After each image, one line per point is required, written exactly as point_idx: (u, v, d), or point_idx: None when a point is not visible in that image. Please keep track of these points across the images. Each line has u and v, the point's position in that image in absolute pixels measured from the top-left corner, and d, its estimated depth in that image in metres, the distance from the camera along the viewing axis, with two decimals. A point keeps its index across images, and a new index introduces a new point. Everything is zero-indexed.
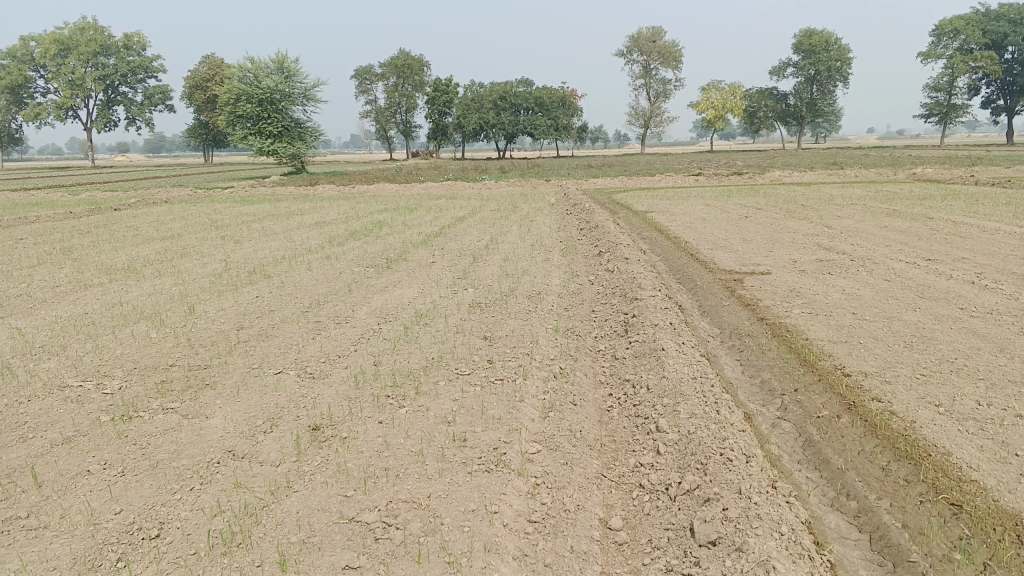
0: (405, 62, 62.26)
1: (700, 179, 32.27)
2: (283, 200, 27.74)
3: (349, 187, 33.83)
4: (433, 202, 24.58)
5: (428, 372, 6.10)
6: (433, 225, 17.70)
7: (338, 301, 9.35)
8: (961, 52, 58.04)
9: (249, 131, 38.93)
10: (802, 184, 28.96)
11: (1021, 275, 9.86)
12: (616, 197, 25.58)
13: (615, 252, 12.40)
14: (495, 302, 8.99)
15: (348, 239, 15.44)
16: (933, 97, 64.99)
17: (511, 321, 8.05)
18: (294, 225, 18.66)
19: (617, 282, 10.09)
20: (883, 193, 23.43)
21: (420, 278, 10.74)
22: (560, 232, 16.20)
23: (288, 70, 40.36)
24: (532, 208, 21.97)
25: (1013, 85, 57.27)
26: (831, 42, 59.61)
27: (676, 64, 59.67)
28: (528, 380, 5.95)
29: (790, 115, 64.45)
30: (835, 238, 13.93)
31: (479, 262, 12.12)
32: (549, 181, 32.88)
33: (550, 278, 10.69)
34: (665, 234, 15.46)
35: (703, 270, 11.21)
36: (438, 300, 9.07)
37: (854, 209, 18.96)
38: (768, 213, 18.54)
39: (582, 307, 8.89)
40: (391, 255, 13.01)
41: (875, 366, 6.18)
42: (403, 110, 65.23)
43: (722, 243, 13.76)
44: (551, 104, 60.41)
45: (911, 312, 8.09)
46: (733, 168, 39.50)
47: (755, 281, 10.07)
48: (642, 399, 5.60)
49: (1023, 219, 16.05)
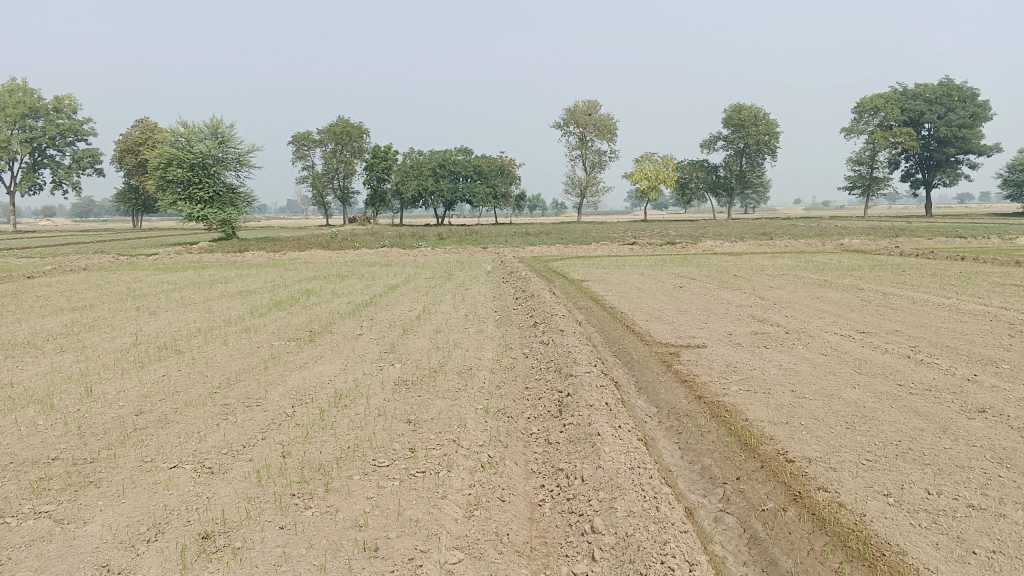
0: (344, 129, 62.21)
1: (636, 248, 32.51)
2: (210, 267, 26.84)
3: (282, 254, 33.05)
4: (366, 269, 24.06)
5: (339, 468, 5.57)
6: (364, 295, 17.17)
7: (252, 381, 8.74)
8: (880, 128, 60.75)
9: (179, 196, 37.94)
10: (735, 253, 29.35)
11: (954, 348, 9.82)
12: (552, 265, 25.44)
13: (551, 324, 12.07)
14: (422, 379, 8.50)
15: (272, 310, 14.80)
16: (855, 170, 67.68)
17: (438, 401, 7.56)
18: (217, 295, 17.90)
19: (552, 356, 9.71)
20: (814, 263, 23.83)
21: (344, 353, 10.20)
22: (495, 302, 15.85)
23: (221, 135, 39.73)
24: (468, 276, 21.63)
25: (930, 160, 60.02)
26: (758, 117, 61.79)
27: (611, 135, 60.97)
28: (452, 473, 5.45)
29: (721, 185, 66.19)
30: (769, 309, 13.88)
31: (409, 335, 11.65)
32: (486, 249, 32.68)
33: (482, 352, 10.26)
34: (601, 304, 15.25)
35: (640, 342, 10.93)
36: (360, 378, 8.54)
37: (786, 279, 19.13)
38: (703, 283, 18.55)
39: (513, 384, 8.46)
40: (317, 328, 12.43)
41: (819, 450, 5.86)
42: (340, 176, 64.88)
43: (658, 314, 13.58)
44: (488, 172, 60.96)
45: (851, 389, 7.89)
46: (668, 236, 40.03)
47: (692, 355, 9.80)
48: (576, 492, 5.14)
49: (950, 290, 16.33)
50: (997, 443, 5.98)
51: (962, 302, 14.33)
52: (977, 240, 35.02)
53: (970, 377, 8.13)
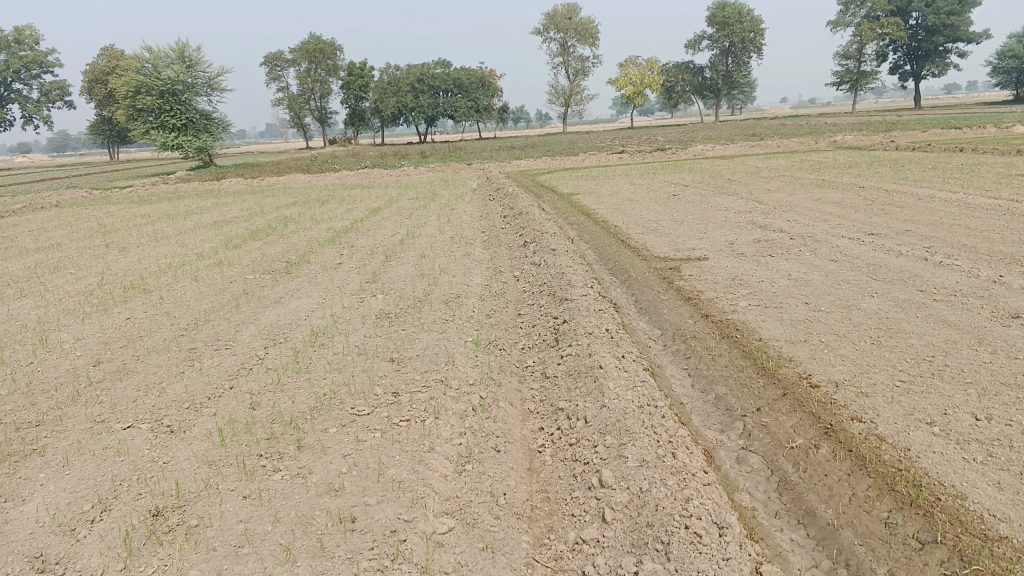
0: (317, 46, 59.86)
1: (625, 156, 31.56)
2: (185, 198, 25.84)
3: (260, 180, 31.93)
4: (347, 192, 23.14)
5: (312, 422, 4.96)
6: (344, 219, 16.36)
7: (222, 321, 8.06)
8: (868, 20, 58.85)
9: (151, 125, 36.45)
10: (727, 157, 28.46)
11: (972, 247, 9.20)
12: (540, 179, 24.56)
13: (542, 243, 11.40)
14: (406, 310, 7.84)
15: (248, 240, 14.04)
16: (844, 64, 65.95)
17: (423, 335, 6.92)
18: (190, 227, 17.05)
19: (544, 278, 9.06)
20: (808, 163, 23.02)
21: (322, 285, 9.51)
22: (482, 221, 15.12)
23: (189, 59, 37.97)
24: (452, 194, 20.77)
25: (919, 50, 58.42)
26: (744, 14, 59.73)
27: (594, 39, 58.96)
28: (439, 421, 4.83)
29: (707, 87, 64.55)
30: (769, 214, 13.20)
31: (391, 261, 10.97)
32: (470, 165, 31.67)
33: (470, 276, 9.58)
34: (592, 218, 14.56)
35: (638, 257, 10.26)
36: (338, 313, 7.89)
37: (782, 182, 18.38)
38: (697, 190, 17.79)
39: (505, 312, 7.81)
40: (292, 258, 11.72)
41: (847, 373, 5.26)
42: (317, 96, 62.86)
43: (653, 225, 12.90)
44: (469, 85, 59.18)
45: (869, 298, 7.29)
46: (657, 143, 38.97)
47: (694, 268, 9.16)
48: (580, 435, 4.54)
49: (954, 185, 15.65)
50: None
51: (969, 197, 13.68)
52: (972, 130, 34.14)
53: (996, 278, 7.54)
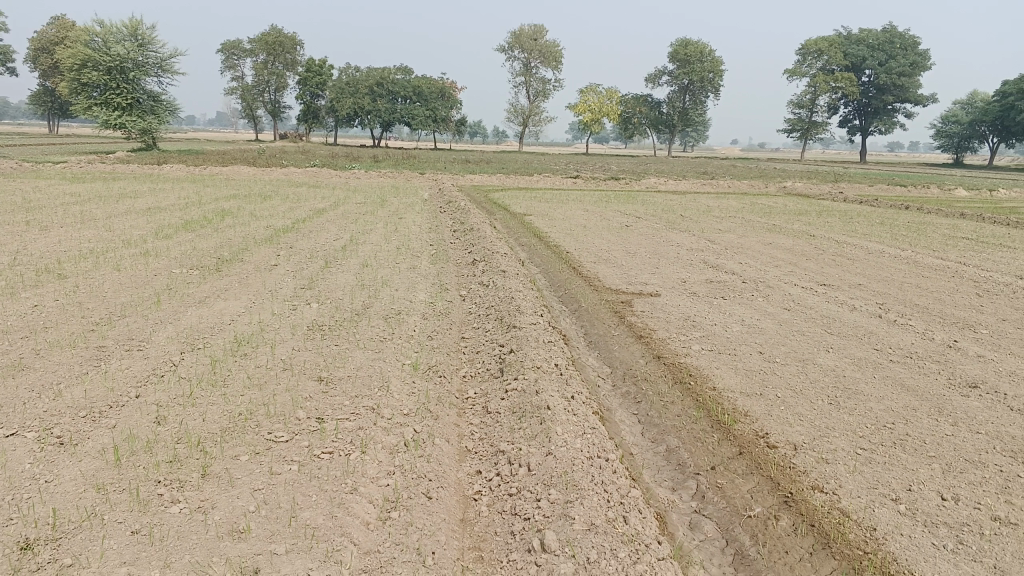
0: (277, 39, 58.74)
1: (579, 181, 31.44)
2: (122, 180, 24.77)
3: (204, 169, 30.88)
4: (293, 190, 22.41)
5: (222, 447, 4.43)
6: (286, 219, 15.72)
7: (139, 318, 7.43)
8: (822, 72, 60.34)
9: (95, 101, 35.04)
10: (679, 192, 28.53)
11: (924, 308, 9.10)
12: (492, 195, 24.21)
13: (491, 263, 11.00)
14: (341, 324, 7.33)
15: (181, 231, 13.31)
16: (796, 113, 67.46)
17: (356, 353, 6.43)
18: (122, 211, 16.19)
19: (491, 302, 8.64)
20: (759, 206, 23.14)
21: (254, 287, 8.93)
22: (430, 234, 14.67)
23: (141, 37, 36.68)
24: (402, 203, 20.25)
25: (868, 107, 60.07)
26: (704, 54, 60.70)
27: (556, 63, 59.17)
28: (366, 456, 4.35)
29: (663, 122, 65.31)
30: (722, 254, 13.04)
31: (331, 268, 10.43)
32: (423, 175, 31.17)
33: (413, 292, 9.11)
34: (544, 242, 14.22)
35: (588, 287, 9.93)
36: (268, 321, 7.34)
37: (733, 222, 18.34)
38: (650, 222, 17.63)
39: (447, 335, 7.36)
40: (226, 255, 11.09)
41: (806, 435, 4.96)
42: (272, 89, 61.61)
43: (605, 255, 12.61)
44: (428, 95, 58.71)
45: (825, 352, 7.05)
46: (610, 172, 39.04)
47: (646, 305, 8.85)
48: (520, 485, 4.10)
49: (902, 242, 15.76)
50: (1002, 430, 5.19)
51: (917, 255, 13.75)
52: (916, 189, 34.99)
53: (951, 343, 7.39)
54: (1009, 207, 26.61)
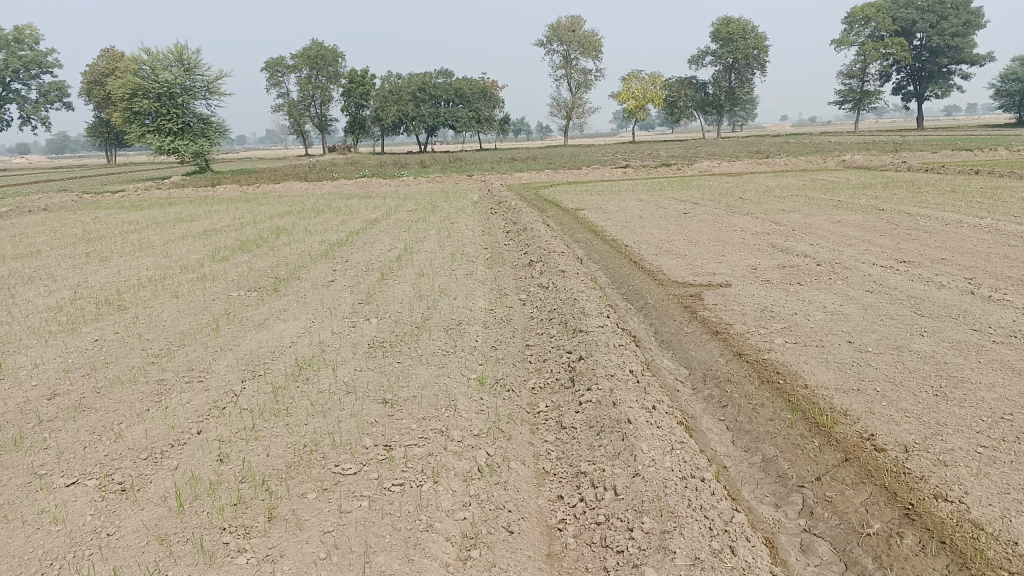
0: (318, 53, 59.26)
1: (629, 171, 30.84)
2: (177, 204, 25.07)
3: (256, 187, 31.19)
4: (343, 202, 22.37)
5: (288, 485, 4.18)
6: (339, 232, 15.60)
7: (198, 347, 7.29)
8: (872, 40, 58.38)
9: (147, 128, 35.66)
10: (733, 174, 27.74)
11: (1020, 281, 8.45)
12: (542, 192, 23.80)
13: (549, 263, 10.66)
14: (401, 339, 7.07)
15: (237, 252, 13.27)
16: (847, 83, 65.49)
17: (419, 369, 6.15)
18: (178, 235, 16.27)
19: (554, 305, 8.30)
20: (820, 182, 22.29)
21: (311, 306, 8.74)
22: (484, 236, 14.39)
23: (187, 62, 37.21)
24: (453, 207, 20.01)
25: (923, 71, 57.90)
26: (747, 31, 59.29)
27: (596, 53, 58.41)
28: (439, 487, 4.06)
29: (710, 103, 64.04)
30: (789, 236, 12.45)
31: (387, 279, 10.22)
32: (471, 176, 30.96)
33: (472, 300, 8.82)
34: (601, 237, 13.82)
35: (653, 282, 9.51)
36: (327, 341, 7.12)
37: (796, 201, 17.63)
38: (708, 208, 17.06)
39: (512, 344, 7.04)
40: (282, 273, 10.98)
41: (917, 435, 4.50)
42: (317, 103, 62.20)
43: (666, 246, 12.16)
44: (470, 95, 58.58)
45: (920, 336, 6.53)
46: (660, 159, 38.30)
47: (717, 297, 8.40)
48: (609, 511, 3.77)
49: (979, 209, 14.90)
50: None
51: (998, 223, 12.95)
52: (982, 152, 33.47)
53: None
54: None
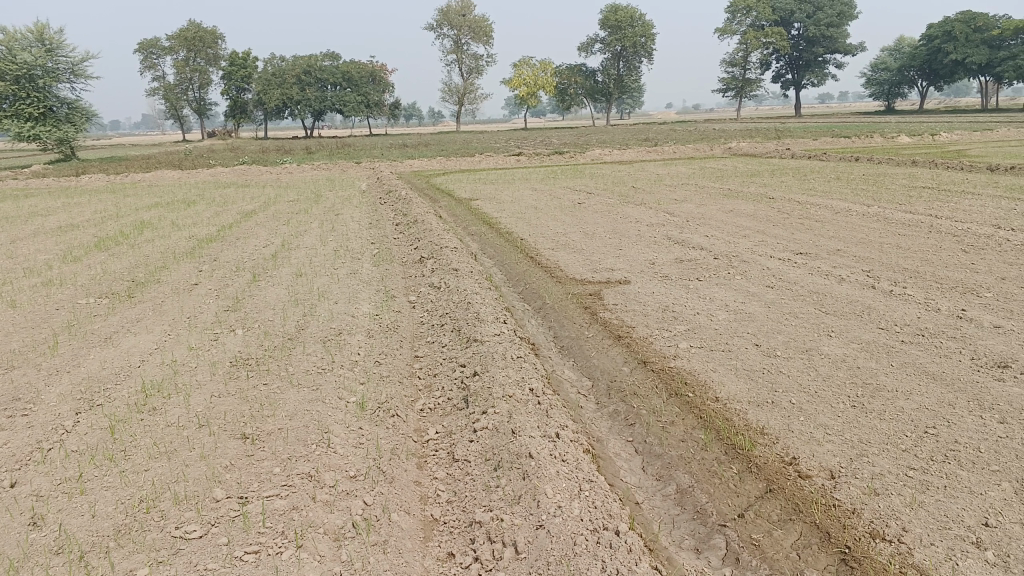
0: (196, 35, 56.19)
1: (522, 158, 30.43)
2: (35, 196, 22.94)
3: (126, 176, 29.11)
4: (220, 193, 20.94)
5: (110, 559, 3.36)
6: (212, 226, 14.40)
7: (29, 369, 6.25)
8: (752, 29, 60.07)
9: (4, 113, 32.66)
10: (625, 162, 27.70)
11: (917, 273, 8.36)
12: (434, 181, 23.02)
13: (441, 260, 10.00)
14: (271, 356, 6.25)
15: (94, 252, 11.96)
16: (729, 72, 67.32)
17: (289, 394, 5.37)
18: (29, 233, 14.67)
19: (444, 309, 7.63)
20: (711, 170, 22.43)
21: (170, 316, 7.76)
22: (371, 230, 13.58)
23: (48, 42, 34.33)
24: (338, 197, 18.99)
25: (799, 60, 59.95)
26: (634, 19, 59.92)
27: (487, 39, 57.70)
28: (302, 553, 3.35)
29: (600, 91, 64.52)
30: (685, 227, 12.20)
31: (262, 281, 9.32)
32: (359, 164, 29.81)
33: (355, 304, 8.04)
34: (495, 229, 13.25)
35: (550, 280, 8.99)
36: (184, 360, 6.23)
37: (688, 190, 17.56)
38: (603, 198, 16.75)
39: (397, 357, 6.34)
40: (143, 275, 9.89)
41: (842, 458, 4.10)
42: (195, 86, 59.06)
43: (562, 239, 11.70)
44: (359, 79, 56.96)
45: (828, 337, 6.22)
46: (553, 146, 38.07)
47: (618, 295, 7.95)
48: (506, 574, 3.14)
49: (864, 197, 15.12)
50: None
51: (884, 211, 13.11)
52: (859, 140, 34.77)
53: (961, 314, 6.64)
54: (956, 151, 26.42)
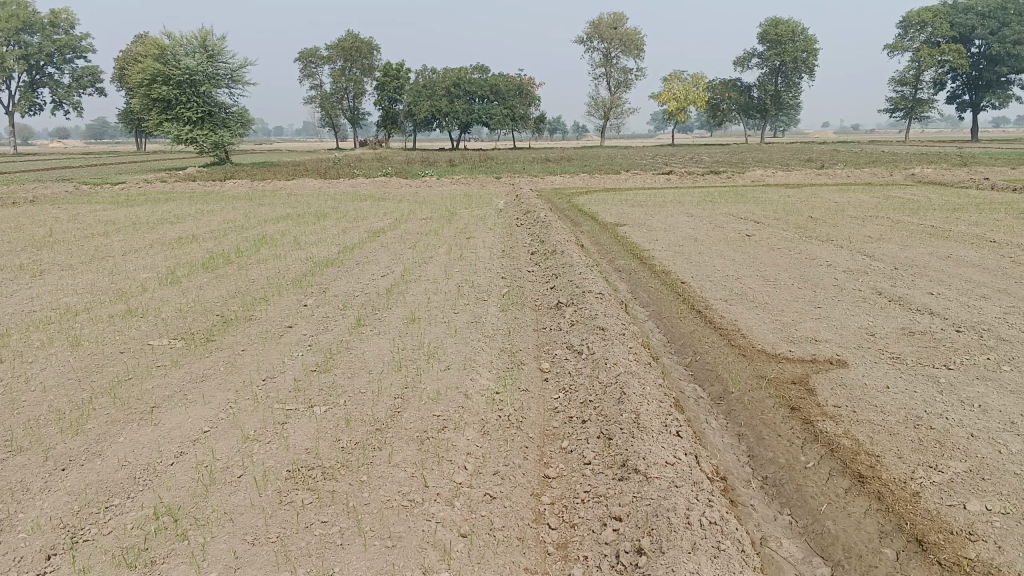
0: (353, 45, 56.83)
1: (673, 178, 28.07)
2: (174, 200, 22.60)
3: (268, 183, 28.84)
4: (353, 206, 19.79)
5: None
6: (333, 246, 13.04)
7: (36, 454, 4.67)
8: (927, 45, 54.66)
9: (166, 116, 33.17)
10: (790, 185, 24.79)
11: None
12: (577, 200, 21.18)
13: (586, 309, 8.01)
14: (342, 468, 4.38)
15: (198, 273, 10.69)
16: (898, 90, 61.73)
17: (348, 555, 3.47)
18: (146, 244, 13.73)
19: (589, 395, 5.60)
20: (898, 200, 19.35)
21: (241, 378, 6.08)
22: (505, 259, 11.79)
23: (211, 49, 34.66)
24: (473, 216, 17.42)
25: (979, 80, 53.93)
26: (796, 33, 56.10)
27: (638, 52, 55.40)
28: None
29: (754, 107, 60.58)
30: (895, 279, 9.62)
31: (366, 326, 7.61)
32: (500, 178, 28.29)
33: (472, 373, 6.11)
34: (648, 266, 11.15)
35: (731, 351, 6.80)
36: (227, 465, 4.45)
37: (879, 225, 14.79)
38: (777, 230, 14.30)
39: (519, 479, 4.33)
40: (237, 309, 8.43)
41: None
42: (349, 95, 59.92)
43: (735, 286, 9.47)
44: (506, 92, 55.93)
45: None
46: (705, 164, 35.31)
47: (836, 389, 5.68)
48: None
49: None
50: None
51: None
52: None
53: None
54: None
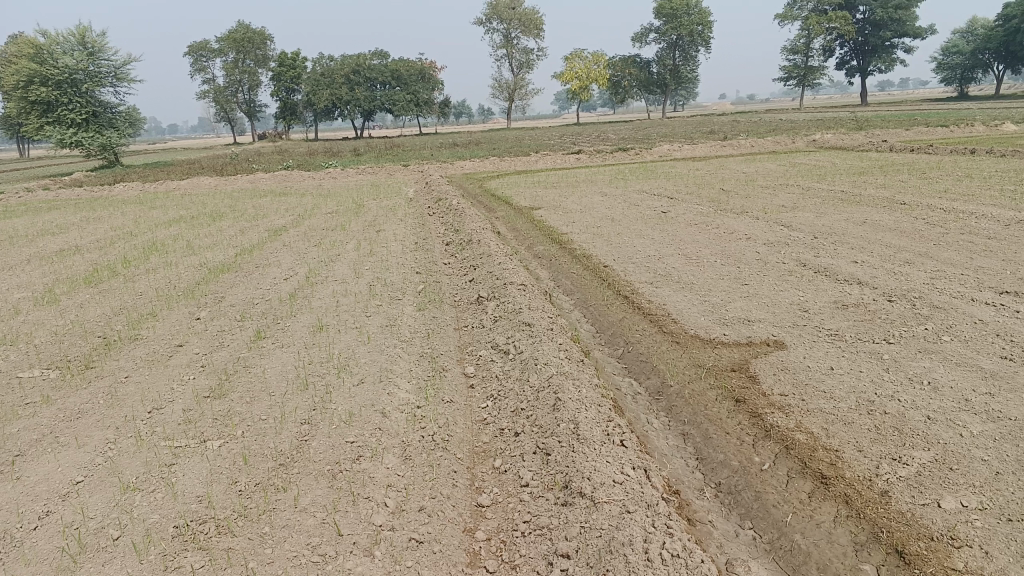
0: (246, 35, 54.56)
1: (581, 156, 27.82)
2: (57, 208, 21.01)
3: (161, 184, 27.26)
4: (254, 203, 18.74)
5: None
6: (232, 249, 12.14)
7: None
8: (816, 15, 56.02)
9: (45, 118, 30.92)
10: (698, 158, 24.85)
11: None
12: (487, 185, 20.64)
13: (508, 303, 7.49)
14: (240, 519, 3.75)
15: (79, 289, 9.71)
16: (791, 60, 63.22)
17: None
18: (22, 259, 12.52)
19: (520, 403, 5.09)
20: (804, 167, 19.51)
21: (122, 412, 5.32)
22: (417, 252, 11.17)
23: (91, 45, 32.51)
24: (382, 208, 16.68)
25: (867, 46, 55.57)
26: (691, 7, 56.73)
27: (539, 32, 55.00)
28: None
29: (656, 82, 61.10)
30: (818, 249, 9.44)
31: (268, 339, 6.90)
32: (407, 166, 27.47)
33: (388, 386, 5.52)
34: (567, 250, 10.71)
35: (664, 339, 6.40)
36: (102, 526, 3.76)
37: (790, 193, 14.77)
38: (692, 204, 14.09)
39: (449, 513, 3.79)
40: (122, 328, 7.57)
41: None
42: (245, 88, 57.59)
43: (660, 266, 9.11)
44: (409, 77, 54.75)
45: None
46: (613, 141, 35.22)
47: (780, 375, 5.33)
48: None
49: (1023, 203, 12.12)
50: None
51: None
52: (955, 130, 31.05)
53: None
54: None
